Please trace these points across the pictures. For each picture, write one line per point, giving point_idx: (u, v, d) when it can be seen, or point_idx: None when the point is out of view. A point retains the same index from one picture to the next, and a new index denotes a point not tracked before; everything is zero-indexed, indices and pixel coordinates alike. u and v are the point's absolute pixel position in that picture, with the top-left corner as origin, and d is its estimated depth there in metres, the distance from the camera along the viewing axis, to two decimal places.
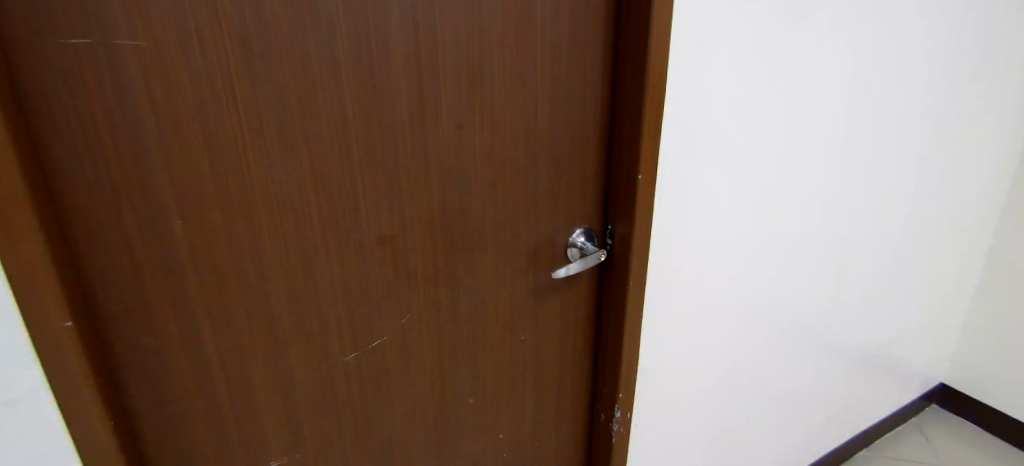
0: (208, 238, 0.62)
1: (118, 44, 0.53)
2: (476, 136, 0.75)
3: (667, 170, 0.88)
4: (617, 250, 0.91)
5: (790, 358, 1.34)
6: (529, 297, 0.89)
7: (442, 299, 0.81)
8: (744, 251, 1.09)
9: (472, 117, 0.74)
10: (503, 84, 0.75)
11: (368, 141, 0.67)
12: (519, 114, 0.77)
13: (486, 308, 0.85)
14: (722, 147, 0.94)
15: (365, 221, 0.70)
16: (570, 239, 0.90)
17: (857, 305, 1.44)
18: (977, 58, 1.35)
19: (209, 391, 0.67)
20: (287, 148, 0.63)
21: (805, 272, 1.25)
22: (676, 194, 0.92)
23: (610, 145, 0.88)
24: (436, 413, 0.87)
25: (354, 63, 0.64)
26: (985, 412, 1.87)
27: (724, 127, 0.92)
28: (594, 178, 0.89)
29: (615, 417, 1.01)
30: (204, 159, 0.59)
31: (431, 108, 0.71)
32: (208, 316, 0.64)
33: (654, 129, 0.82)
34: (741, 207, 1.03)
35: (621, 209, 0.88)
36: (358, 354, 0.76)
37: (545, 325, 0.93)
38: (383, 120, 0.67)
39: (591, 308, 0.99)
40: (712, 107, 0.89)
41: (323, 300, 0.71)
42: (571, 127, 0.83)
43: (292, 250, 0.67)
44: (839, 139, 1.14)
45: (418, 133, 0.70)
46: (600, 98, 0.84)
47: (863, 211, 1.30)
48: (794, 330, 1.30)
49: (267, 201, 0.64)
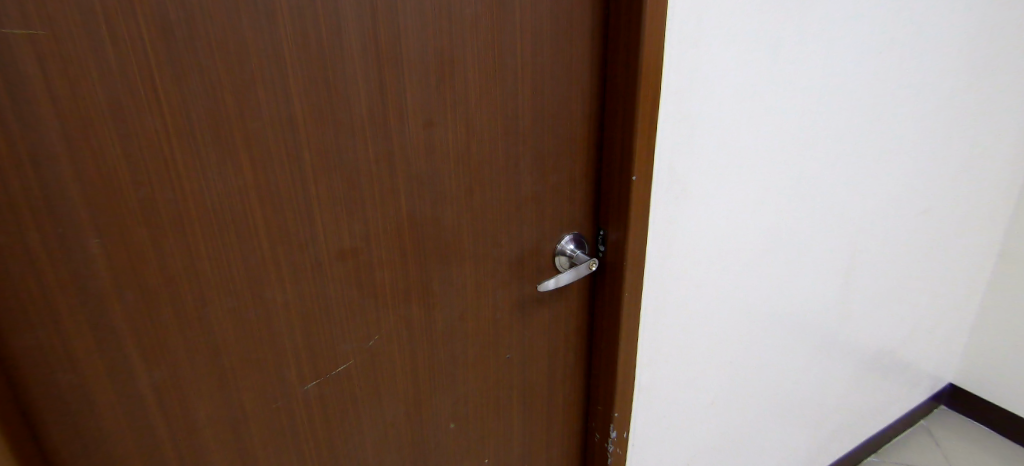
0: (136, 258, 0.54)
1: (6, 32, 0.44)
2: (449, 133, 0.67)
3: (665, 169, 0.80)
4: (610, 258, 0.83)
5: (795, 365, 1.27)
6: (514, 311, 0.81)
7: (416, 318, 0.72)
8: (747, 255, 1.01)
9: (444, 112, 0.66)
10: (478, 75, 0.66)
11: (322, 143, 0.59)
12: (497, 106, 0.69)
13: (466, 326, 0.77)
14: (724, 144, 0.86)
15: (322, 234, 0.62)
16: (559, 247, 0.82)
17: (866, 307, 1.37)
18: (993, 45, 1.27)
19: (145, 431, 0.59)
20: (227, 151, 0.54)
21: (812, 274, 1.17)
22: (674, 195, 0.83)
23: (599, 143, 0.79)
24: (413, 439, 0.79)
25: (301, 53, 0.55)
26: (997, 413, 1.80)
27: (725, 122, 0.84)
28: (584, 179, 0.80)
29: (610, 437, 0.94)
30: (124, 168, 0.51)
31: (395, 104, 0.62)
32: (139, 347, 0.56)
33: (649, 125, 0.74)
34: (744, 208, 0.95)
35: (615, 212, 0.80)
36: (320, 382, 0.68)
37: (532, 341, 0.85)
38: (339, 119, 0.59)
39: (583, 320, 0.90)
40: (713, 100, 0.81)
41: (276, 322, 0.62)
42: (558, 123, 0.74)
43: (237, 269, 0.58)
44: (848, 133, 1.06)
45: (381, 133, 0.62)
46: (590, 90, 0.76)
47: (871, 209, 1.22)
48: (800, 334, 1.23)
49: (204, 215, 0.55)
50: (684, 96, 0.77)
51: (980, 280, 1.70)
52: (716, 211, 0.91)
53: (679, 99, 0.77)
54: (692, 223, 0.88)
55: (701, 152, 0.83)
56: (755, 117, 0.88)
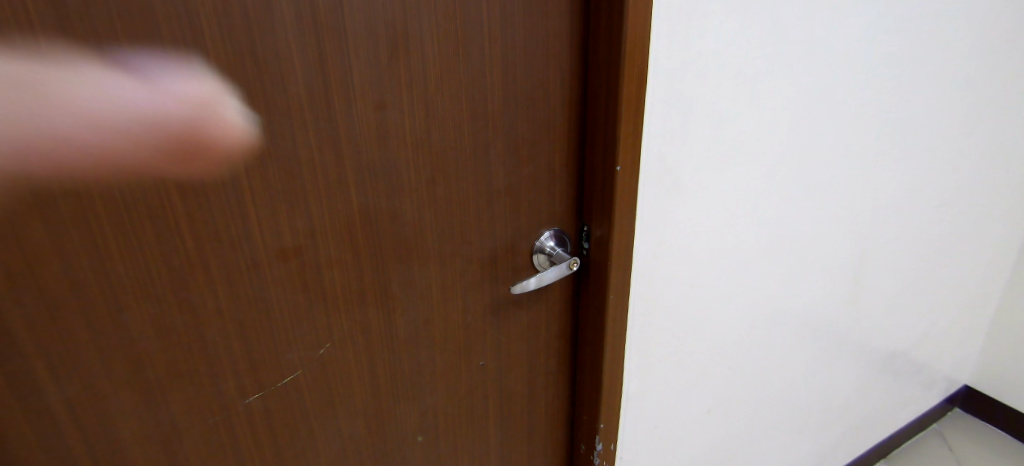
0: (79, 239, 0.47)
1: None
2: (405, 117, 0.59)
3: (653, 159, 0.72)
4: (594, 256, 0.76)
5: (800, 369, 1.19)
6: (487, 314, 0.74)
7: (374, 323, 0.65)
8: (747, 253, 0.93)
9: (399, 94, 0.58)
10: (437, 51, 0.58)
11: (252, 127, 0.52)
12: (462, 88, 0.61)
13: (432, 332, 0.70)
14: (721, 131, 0.77)
15: (257, 232, 0.55)
16: (537, 244, 0.74)
17: (876, 307, 1.28)
18: (1016, 24, 1.17)
19: (60, 453, 0.52)
20: (147, 133, 0.48)
21: (818, 273, 1.09)
22: (664, 188, 0.75)
23: (580, 129, 0.72)
24: (376, 454, 0.72)
25: (223, 22, 0.48)
26: (1014, 417, 1.71)
27: (722, 107, 0.75)
28: (564, 170, 0.73)
29: (596, 450, 0.87)
30: (12, 156, 0.43)
31: (340, 85, 0.54)
32: (45, 362, 0.49)
33: (635, 109, 0.66)
34: (744, 202, 0.87)
35: (598, 207, 0.72)
36: (264, 394, 0.61)
37: (509, 346, 0.78)
38: (272, 100, 0.52)
39: (566, 323, 0.83)
40: (709, 81, 0.72)
41: (209, 330, 0.56)
42: (533, 108, 0.67)
43: (158, 272, 0.51)
44: (859, 119, 0.97)
45: (324, 116, 0.55)
46: (570, 70, 0.68)
47: (884, 203, 1.14)
48: (805, 337, 1.15)
49: (114, 211, 0.48)
50: (676, 76, 0.69)
51: (999, 277, 1.60)
52: (712, 204, 0.82)
53: (669, 81, 0.69)
54: (686, 219, 0.80)
55: (695, 140, 0.75)
56: (756, 101, 0.79)
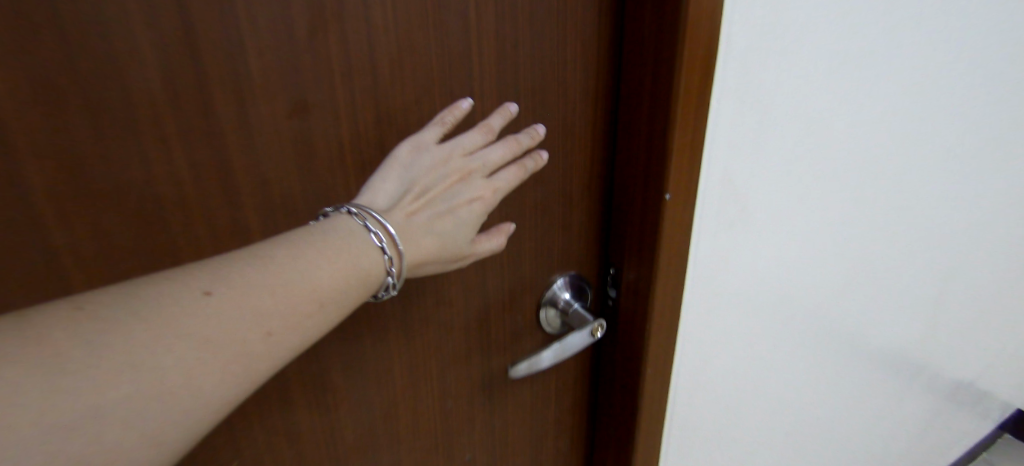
0: (136, 209, 0.32)
1: None
2: (343, 125, 0.37)
3: (717, 182, 0.49)
4: (623, 311, 0.55)
5: (868, 428, 0.97)
6: (476, 395, 0.53)
7: (308, 428, 0.44)
8: (829, 301, 0.70)
9: (333, 89, 0.36)
10: (397, 24, 0.36)
11: (66, 153, 0.29)
12: (430, 77, 0.39)
13: (397, 428, 0.49)
14: (817, 144, 0.54)
15: None
16: (547, 296, 0.54)
17: (961, 350, 1.05)
18: None
19: None
20: None
21: (909, 319, 0.85)
22: (731, 221, 0.52)
23: (611, 137, 0.50)
24: None
25: None
26: None
27: (823, 110, 0.52)
28: (585, 198, 0.51)
29: None
30: None
31: (227, 78, 0.32)
32: None
33: (698, 109, 0.43)
34: (833, 237, 0.64)
35: (639, 246, 0.50)
36: None
37: (505, 430, 0.58)
38: (97, 106, 0.30)
39: (581, 392, 0.63)
40: (811, 74, 0.49)
41: None
42: (545, 107, 0.45)
43: None
44: (995, 124, 0.72)
45: (202, 132, 0.33)
46: (600, 51, 0.46)
47: (1003, 231, 0.88)
48: (881, 393, 0.92)
49: None
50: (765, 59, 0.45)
51: None
52: (792, 244, 0.60)
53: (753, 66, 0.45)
54: (758, 261, 0.57)
55: (780, 151, 0.51)
56: (867, 101, 0.55)
